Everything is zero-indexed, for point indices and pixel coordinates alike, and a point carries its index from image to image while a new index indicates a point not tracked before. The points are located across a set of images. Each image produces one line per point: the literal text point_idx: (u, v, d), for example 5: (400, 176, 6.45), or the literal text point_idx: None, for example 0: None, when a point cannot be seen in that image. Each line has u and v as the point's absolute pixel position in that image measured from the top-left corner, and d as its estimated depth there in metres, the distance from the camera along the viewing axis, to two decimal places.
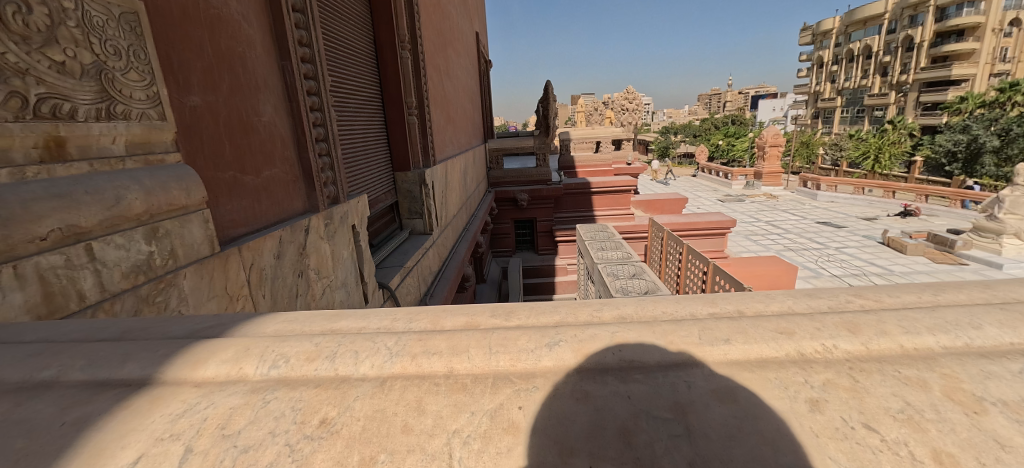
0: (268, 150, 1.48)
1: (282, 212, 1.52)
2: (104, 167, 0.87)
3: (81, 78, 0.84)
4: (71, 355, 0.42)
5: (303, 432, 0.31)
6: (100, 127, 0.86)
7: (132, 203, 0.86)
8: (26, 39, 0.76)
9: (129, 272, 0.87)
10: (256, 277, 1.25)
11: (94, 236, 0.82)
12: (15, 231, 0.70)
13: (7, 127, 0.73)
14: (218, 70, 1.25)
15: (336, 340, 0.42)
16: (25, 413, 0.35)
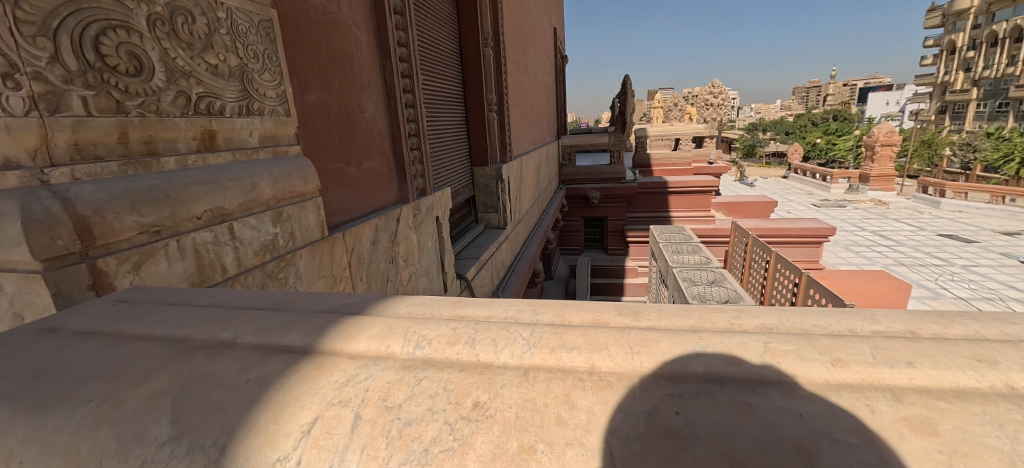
0: (369, 144, 1.60)
1: (378, 203, 1.63)
2: (242, 157, 0.99)
3: (228, 79, 0.96)
4: (241, 322, 0.48)
5: (460, 412, 0.32)
6: (242, 122, 0.98)
7: (263, 190, 0.98)
8: (190, 46, 0.88)
9: (259, 250, 0.99)
10: (355, 261, 1.36)
11: (237, 216, 0.94)
12: (181, 210, 0.82)
13: (175, 121, 0.85)
14: (331, 70, 1.37)
15: (472, 327, 0.43)
16: (214, 368, 0.40)
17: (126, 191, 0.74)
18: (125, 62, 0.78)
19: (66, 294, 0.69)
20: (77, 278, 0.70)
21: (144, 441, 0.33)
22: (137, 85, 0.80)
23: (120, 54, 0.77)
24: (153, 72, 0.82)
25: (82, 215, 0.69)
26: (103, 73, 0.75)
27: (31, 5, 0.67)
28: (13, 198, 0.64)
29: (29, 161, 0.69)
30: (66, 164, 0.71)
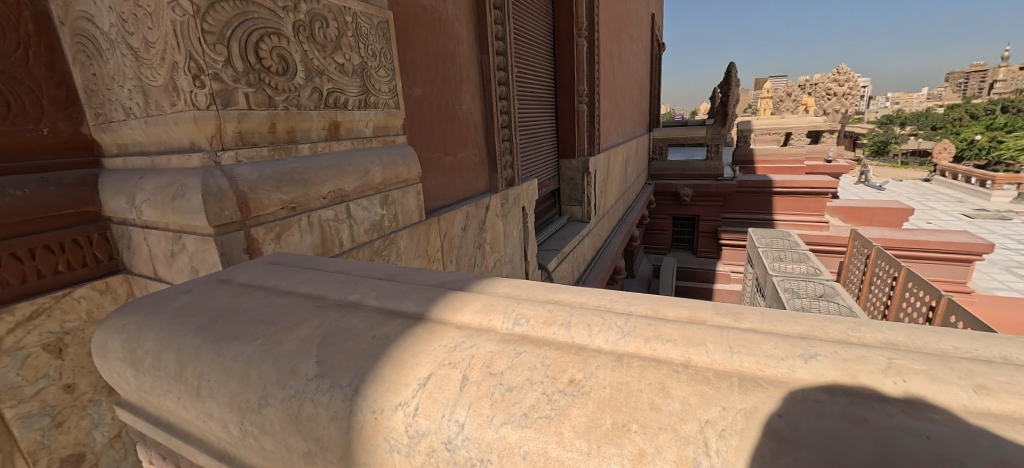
0: (464, 134, 1.81)
1: (469, 190, 1.85)
2: (359, 145, 1.24)
3: (351, 76, 1.19)
4: (364, 287, 0.55)
5: (556, 385, 0.35)
6: (361, 114, 1.22)
7: (374, 176, 1.22)
8: (324, 48, 1.10)
9: (369, 229, 1.23)
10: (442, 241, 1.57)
11: (353, 197, 1.17)
12: (312, 190, 1.05)
13: (310, 113, 1.08)
14: (436, 65, 1.59)
15: (567, 311, 0.46)
16: (346, 323, 0.47)
17: (273, 173, 0.96)
18: (276, 63, 0.99)
19: (228, 255, 0.90)
20: (235, 242, 0.91)
21: (297, 374, 0.41)
22: (284, 83, 1.01)
23: (272, 56, 0.98)
24: (297, 71, 1.03)
25: (241, 191, 0.91)
26: (261, 74, 0.96)
27: (214, 18, 0.86)
28: (198, 175, 0.87)
29: (211, 147, 0.92)
30: (232, 148, 0.94)
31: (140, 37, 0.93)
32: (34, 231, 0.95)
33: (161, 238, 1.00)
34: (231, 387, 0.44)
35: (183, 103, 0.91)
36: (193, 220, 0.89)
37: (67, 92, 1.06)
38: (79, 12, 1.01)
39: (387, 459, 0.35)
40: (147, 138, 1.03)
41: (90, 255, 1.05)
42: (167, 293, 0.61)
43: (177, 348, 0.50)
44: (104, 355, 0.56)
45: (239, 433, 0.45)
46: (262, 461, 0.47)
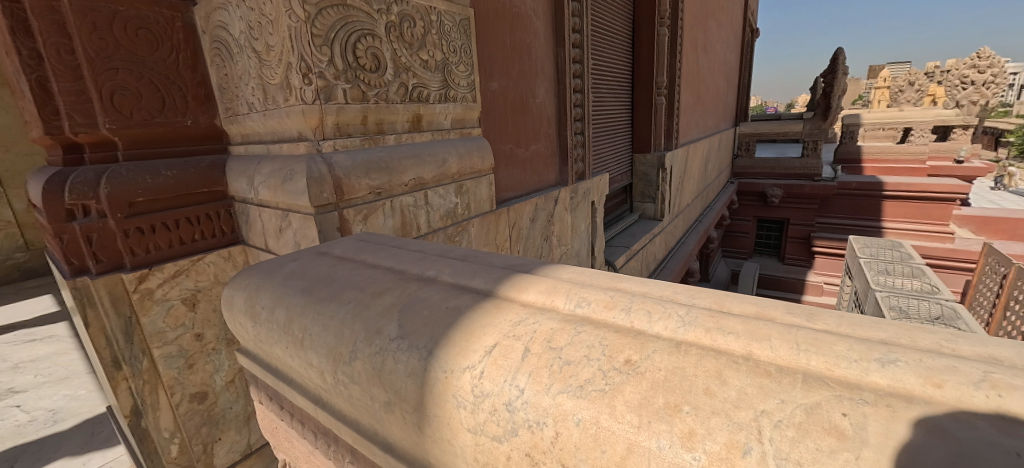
0: (537, 127, 1.93)
1: (540, 182, 1.97)
2: (438, 136, 1.42)
3: (433, 72, 1.35)
4: (440, 265, 0.61)
5: (612, 364, 0.37)
6: (441, 107, 1.39)
7: (450, 165, 1.40)
8: (410, 46, 1.26)
9: (443, 216, 1.40)
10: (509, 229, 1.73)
11: (430, 186, 1.35)
12: (397, 177, 1.22)
13: (397, 107, 1.25)
14: (513, 59, 1.71)
15: (628, 297, 0.47)
16: (423, 294, 0.53)
17: (364, 161, 1.14)
18: (370, 61, 1.16)
19: (325, 232, 1.07)
20: (331, 221, 1.08)
21: (382, 334, 0.48)
22: (376, 79, 1.18)
23: (367, 54, 1.15)
24: (386, 68, 1.20)
25: (337, 176, 1.08)
26: (357, 71, 1.13)
27: (322, 22, 1.03)
28: (303, 161, 1.05)
29: (315, 137, 1.10)
30: (331, 138, 1.11)
31: (263, 41, 1.10)
32: (173, 208, 1.22)
33: (273, 215, 1.20)
34: (329, 340, 0.53)
35: (294, 98, 1.08)
36: (298, 201, 1.06)
37: (207, 90, 1.34)
38: (217, 23, 1.24)
39: (454, 415, 0.40)
40: (264, 129, 1.23)
41: (218, 226, 1.33)
42: (280, 260, 0.73)
43: (289, 305, 0.60)
44: (230, 307, 0.72)
45: (333, 381, 0.54)
46: (349, 408, 0.54)
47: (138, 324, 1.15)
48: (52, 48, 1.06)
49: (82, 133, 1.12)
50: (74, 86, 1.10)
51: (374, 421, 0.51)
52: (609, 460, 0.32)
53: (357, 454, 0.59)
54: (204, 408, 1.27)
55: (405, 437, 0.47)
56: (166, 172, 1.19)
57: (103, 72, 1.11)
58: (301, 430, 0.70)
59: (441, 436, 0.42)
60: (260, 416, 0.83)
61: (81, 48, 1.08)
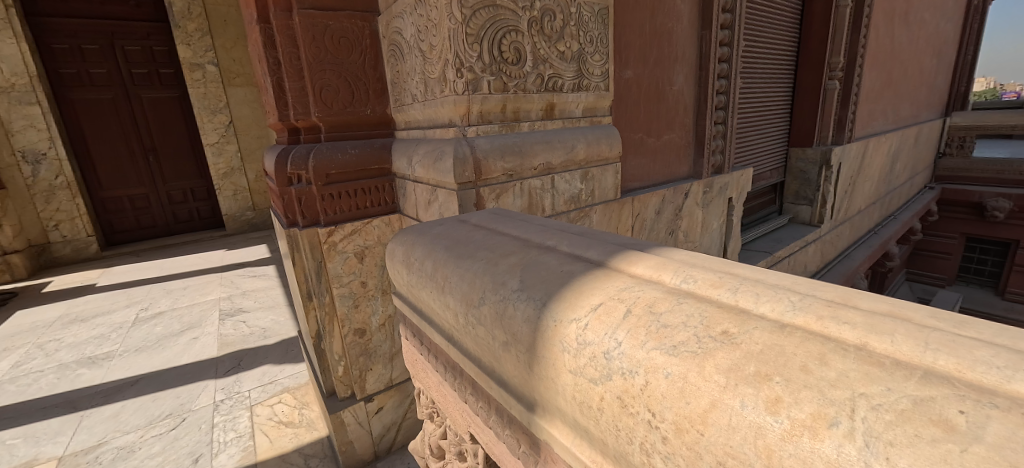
0: (672, 116, 1.88)
1: (670, 173, 1.93)
2: (568, 124, 1.49)
3: (569, 62, 1.41)
4: (560, 238, 0.69)
5: (709, 332, 0.39)
6: (574, 96, 1.46)
7: (578, 151, 1.46)
8: (549, 38, 1.35)
9: (567, 201, 1.49)
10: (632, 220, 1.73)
11: (558, 171, 1.44)
12: (528, 161, 1.34)
13: (533, 96, 1.36)
14: (650, 45, 1.70)
15: (738, 280, 0.48)
16: (543, 259, 0.61)
17: (500, 144, 1.28)
18: (512, 54, 1.28)
19: (464, 205, 1.24)
20: (469, 197, 1.24)
21: (506, 286, 0.58)
22: (516, 71, 1.30)
23: (510, 48, 1.27)
24: (526, 60, 1.31)
25: (478, 158, 1.24)
26: (501, 64, 1.26)
27: (475, 22, 1.19)
28: (451, 144, 1.23)
29: (462, 123, 1.27)
30: (475, 124, 1.27)
31: (427, 42, 1.29)
32: (353, 180, 1.62)
33: (423, 190, 1.42)
34: (465, 288, 0.65)
35: (448, 90, 1.25)
36: (445, 178, 1.24)
37: (383, 84, 1.68)
38: (394, 29, 1.52)
39: (559, 358, 0.47)
40: (422, 116, 1.46)
41: (383, 197, 1.70)
42: (431, 224, 0.90)
43: (437, 258, 0.75)
44: (392, 257, 0.92)
45: (464, 322, 0.66)
46: (474, 347, 0.66)
47: (325, 269, 1.62)
48: (289, 58, 1.51)
49: (302, 120, 1.57)
50: (298, 84, 1.54)
51: (493, 359, 0.61)
52: (692, 410, 0.36)
53: (477, 389, 0.70)
54: (361, 340, 1.75)
55: (517, 375, 0.56)
56: (350, 151, 1.60)
57: (316, 72, 1.53)
58: (435, 363, 0.85)
59: (546, 374, 0.49)
60: (405, 350, 1.02)
61: (304, 53, 1.51)
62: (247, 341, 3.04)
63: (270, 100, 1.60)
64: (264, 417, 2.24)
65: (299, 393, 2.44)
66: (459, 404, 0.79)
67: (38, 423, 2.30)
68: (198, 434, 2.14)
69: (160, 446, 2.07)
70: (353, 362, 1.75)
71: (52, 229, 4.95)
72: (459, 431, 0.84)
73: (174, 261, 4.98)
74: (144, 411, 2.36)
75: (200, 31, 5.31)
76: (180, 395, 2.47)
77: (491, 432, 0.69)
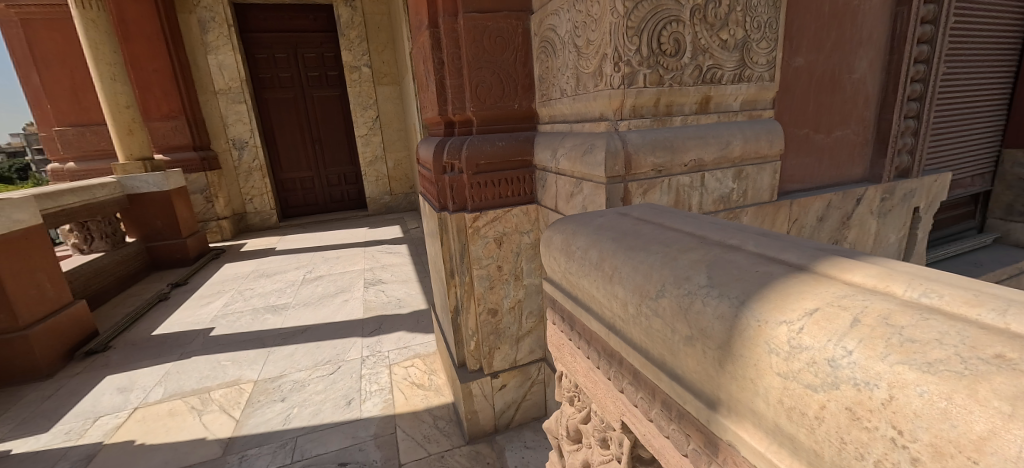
0: (848, 109, 1.64)
1: (839, 175, 1.69)
2: (725, 118, 1.39)
3: (732, 51, 1.31)
4: (743, 238, 0.66)
5: (976, 354, 0.35)
6: (734, 88, 1.36)
7: (734, 147, 1.36)
8: (712, 27, 1.26)
9: (717, 201, 1.39)
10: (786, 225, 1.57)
11: (709, 168, 1.36)
12: (678, 157, 1.29)
13: (689, 89, 1.29)
14: (829, 28, 1.50)
15: (999, 300, 0.42)
16: (730, 257, 0.60)
17: (652, 139, 1.25)
18: (671, 46, 1.23)
19: (611, 200, 1.24)
20: (617, 192, 1.24)
21: (691, 281, 0.58)
22: (674, 63, 1.25)
23: (670, 40, 1.23)
24: (685, 51, 1.25)
25: (629, 152, 1.23)
26: (659, 57, 1.23)
27: (637, 15, 1.17)
28: (603, 137, 1.24)
29: (614, 117, 1.27)
30: (628, 118, 1.26)
31: (584, 38, 1.31)
32: (498, 170, 1.73)
33: (566, 182, 1.45)
34: (638, 279, 0.66)
35: (603, 84, 1.25)
36: (594, 171, 1.25)
37: (530, 80, 1.75)
38: (548, 26, 1.57)
39: (765, 359, 0.46)
40: (570, 111, 1.49)
41: (523, 188, 1.78)
42: (590, 216, 0.94)
43: (602, 248, 0.78)
44: (549, 245, 0.97)
45: (634, 312, 0.67)
46: (643, 338, 0.67)
47: (467, 251, 1.76)
48: (451, 58, 1.65)
49: (458, 114, 1.72)
50: (457, 81, 1.68)
51: (669, 352, 0.61)
52: (959, 435, 0.32)
53: (641, 379, 0.71)
54: (492, 319, 1.87)
55: (699, 371, 0.56)
56: (498, 143, 1.71)
57: (473, 70, 1.66)
58: (587, 350, 0.88)
59: (744, 374, 0.48)
60: (551, 333, 1.08)
61: (465, 53, 1.64)
62: (386, 309, 3.44)
63: (431, 96, 1.77)
64: (400, 376, 2.52)
65: (428, 360, 2.68)
66: (613, 392, 0.81)
67: (240, 352, 2.92)
68: (350, 381, 2.51)
69: (322, 385, 2.49)
70: (483, 338, 1.88)
71: (248, 202, 6.16)
72: (607, 417, 0.87)
73: (331, 234, 5.83)
74: (310, 355, 2.84)
75: (359, 37, 6.10)
76: (336, 347, 2.91)
77: (651, 424, 0.70)
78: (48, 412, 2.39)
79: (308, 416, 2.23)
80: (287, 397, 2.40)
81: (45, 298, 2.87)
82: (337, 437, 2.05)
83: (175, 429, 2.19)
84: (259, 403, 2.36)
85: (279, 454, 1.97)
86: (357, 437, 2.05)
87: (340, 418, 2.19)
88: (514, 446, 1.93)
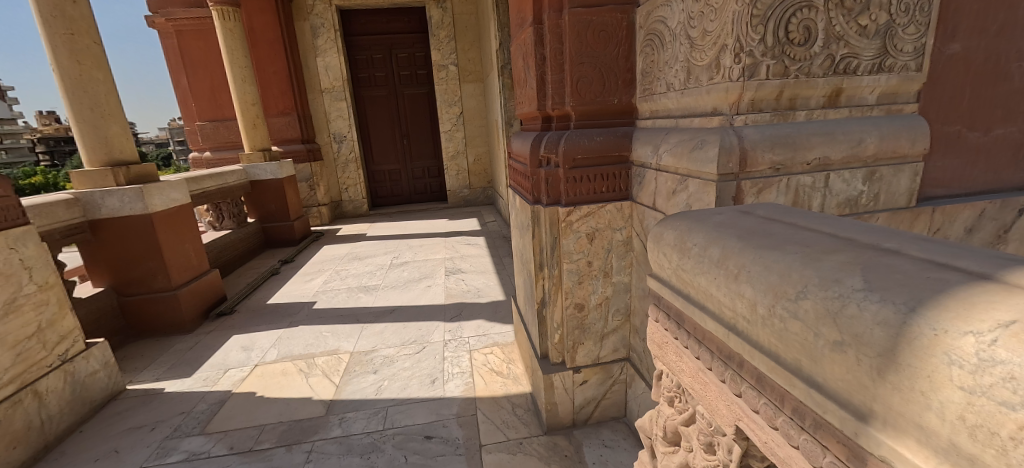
0: (1014, 103, 1.41)
1: (996, 180, 1.46)
2: (857, 113, 1.26)
3: (871, 38, 1.19)
4: (899, 243, 0.62)
5: None
6: (871, 79, 1.23)
7: (868, 145, 1.23)
8: (850, 11, 1.15)
9: (842, 203, 1.27)
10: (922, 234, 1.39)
11: (835, 168, 1.24)
12: (801, 155, 1.20)
13: (817, 81, 1.19)
14: (994, 10, 1.30)
15: None
16: (890, 262, 0.56)
17: (771, 136, 1.18)
18: (800, 34, 1.15)
19: (721, 198, 1.19)
20: (728, 190, 1.18)
21: (843, 284, 0.55)
22: (802, 53, 1.16)
23: (799, 28, 1.14)
24: (816, 40, 1.16)
25: (745, 149, 1.16)
26: (785, 46, 1.15)
27: (764, 3, 1.10)
28: (717, 132, 1.19)
29: (729, 111, 1.22)
30: (744, 113, 1.20)
31: (700, 28, 1.26)
32: (594, 165, 1.73)
33: (669, 179, 1.41)
34: (772, 279, 0.64)
35: (719, 77, 1.20)
36: (704, 168, 1.21)
37: (632, 74, 1.72)
38: (656, 18, 1.53)
39: (942, 370, 0.43)
40: (677, 106, 1.45)
41: (618, 184, 1.76)
42: (707, 214, 0.92)
43: (725, 246, 0.76)
44: (658, 241, 0.95)
45: (765, 314, 0.64)
46: (773, 341, 0.64)
47: (558, 245, 1.78)
48: (554, 53, 1.67)
49: (557, 109, 1.73)
50: (558, 77, 1.69)
51: (807, 357, 0.59)
52: None
53: (768, 384, 0.68)
54: (578, 314, 1.86)
55: (849, 379, 0.53)
56: (595, 138, 1.70)
57: (575, 65, 1.66)
58: (698, 349, 0.86)
59: (911, 385, 0.46)
60: (652, 331, 1.05)
61: (568, 48, 1.65)
62: (466, 297, 3.58)
63: (530, 92, 1.81)
64: (479, 362, 2.61)
65: (507, 349, 2.74)
66: (727, 395, 0.79)
67: (338, 326, 3.22)
68: (434, 361, 2.66)
69: (409, 363, 2.66)
70: (568, 332, 1.89)
71: (345, 190, 6.72)
72: (717, 420, 0.84)
73: (415, 223, 6.18)
74: (398, 334, 3.04)
75: (448, 37, 6.37)
76: (421, 328, 3.09)
77: (775, 432, 0.67)
78: (190, 361, 2.82)
79: (397, 390, 2.40)
80: (378, 370, 2.60)
81: (190, 266, 3.37)
82: (423, 412, 2.19)
83: (287, 387, 2.48)
84: (355, 373, 2.58)
85: (372, 420, 2.15)
86: (440, 414, 2.17)
87: (425, 394, 2.33)
88: (592, 442, 1.92)
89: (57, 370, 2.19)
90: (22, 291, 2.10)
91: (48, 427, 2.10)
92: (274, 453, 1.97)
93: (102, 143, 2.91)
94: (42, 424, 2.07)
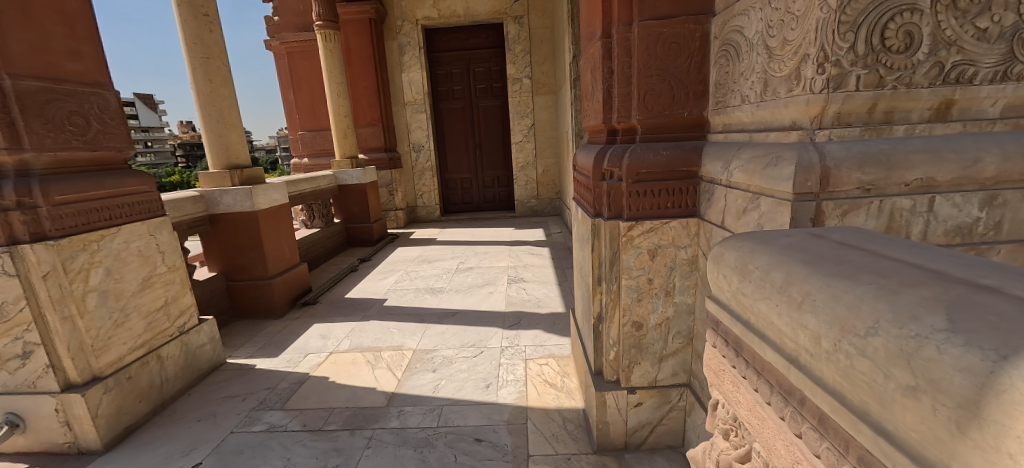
0: None
1: None
2: (974, 127, 1.10)
3: (994, 42, 1.03)
4: (1003, 279, 0.54)
5: None
6: (991, 90, 1.06)
7: (986, 166, 1.06)
8: (965, 13, 1.01)
9: (950, 231, 1.11)
10: None
11: (942, 190, 1.09)
12: (897, 175, 1.07)
13: (920, 92, 1.06)
14: None
15: None
16: (985, 302, 0.49)
17: (861, 153, 1.07)
18: (899, 41, 1.03)
19: (797, 218, 1.09)
20: (806, 210, 1.09)
21: (920, 322, 0.49)
22: (901, 61, 1.04)
23: (899, 34, 1.03)
24: (919, 46, 1.03)
25: (827, 166, 1.06)
26: (879, 54, 1.04)
27: (854, 8, 1.01)
28: (794, 149, 1.10)
29: (810, 126, 1.13)
30: (828, 128, 1.11)
31: (779, 38, 1.18)
32: (659, 180, 1.67)
33: (739, 197, 1.32)
34: (839, 310, 0.58)
35: (799, 90, 1.12)
36: (777, 186, 1.12)
37: (704, 86, 1.64)
38: (732, 28, 1.45)
39: None
40: (752, 119, 1.36)
41: (685, 200, 1.69)
42: (772, 234, 0.86)
43: (787, 271, 0.70)
44: (717, 261, 0.90)
45: (829, 348, 0.58)
46: (838, 380, 0.58)
47: (618, 259, 1.73)
48: (621, 67, 1.65)
49: (622, 123, 1.71)
50: (625, 90, 1.67)
51: (874, 400, 0.53)
52: None
53: (830, 426, 0.62)
54: (636, 333, 1.80)
55: (925, 430, 0.47)
56: (662, 152, 1.65)
57: (643, 78, 1.63)
58: (757, 380, 0.80)
59: (998, 445, 0.39)
60: (708, 357, 0.99)
61: (636, 61, 1.62)
62: (525, 306, 3.60)
63: (597, 105, 1.80)
64: (534, 372, 2.61)
65: (562, 362, 2.70)
66: (786, 434, 0.72)
67: (404, 324, 3.39)
68: (490, 367, 2.70)
69: (465, 366, 2.73)
70: (624, 350, 1.82)
71: (420, 196, 7.10)
72: (775, 461, 0.77)
73: (483, 231, 6.35)
74: (458, 336, 3.14)
75: (523, 51, 6.53)
76: (479, 333, 3.16)
77: None
78: (277, 343, 3.14)
79: (452, 390, 2.47)
80: (438, 369, 2.70)
81: (283, 259, 3.76)
82: (475, 415, 2.23)
83: (355, 375, 2.66)
84: (416, 369, 2.71)
85: (427, 416, 2.23)
86: (491, 419, 2.19)
87: (479, 398, 2.38)
88: None
89: (175, 340, 2.55)
90: (156, 271, 2.48)
91: (166, 388, 2.45)
92: (339, 435, 2.12)
93: (223, 149, 3.36)
94: (161, 385, 2.42)
